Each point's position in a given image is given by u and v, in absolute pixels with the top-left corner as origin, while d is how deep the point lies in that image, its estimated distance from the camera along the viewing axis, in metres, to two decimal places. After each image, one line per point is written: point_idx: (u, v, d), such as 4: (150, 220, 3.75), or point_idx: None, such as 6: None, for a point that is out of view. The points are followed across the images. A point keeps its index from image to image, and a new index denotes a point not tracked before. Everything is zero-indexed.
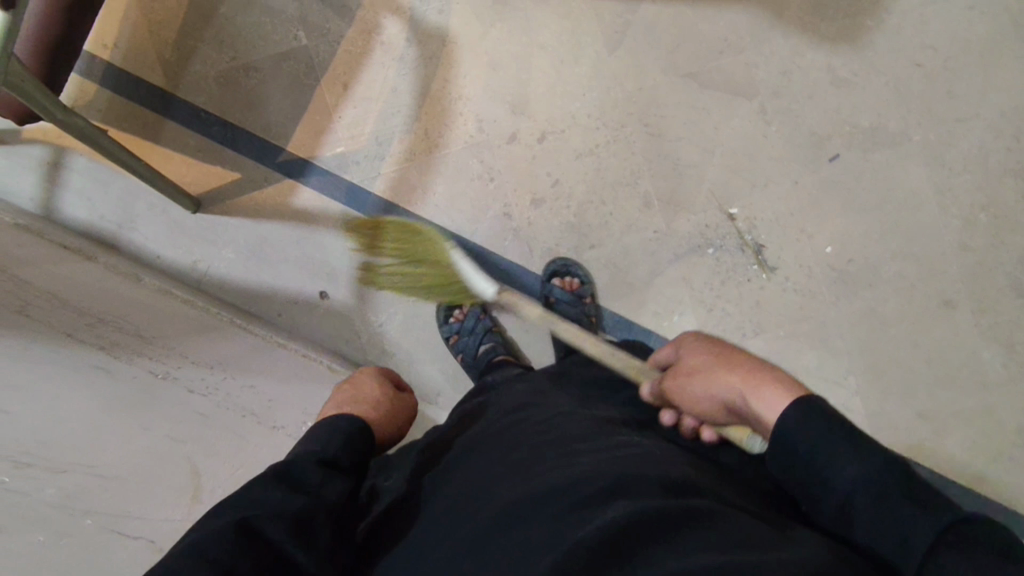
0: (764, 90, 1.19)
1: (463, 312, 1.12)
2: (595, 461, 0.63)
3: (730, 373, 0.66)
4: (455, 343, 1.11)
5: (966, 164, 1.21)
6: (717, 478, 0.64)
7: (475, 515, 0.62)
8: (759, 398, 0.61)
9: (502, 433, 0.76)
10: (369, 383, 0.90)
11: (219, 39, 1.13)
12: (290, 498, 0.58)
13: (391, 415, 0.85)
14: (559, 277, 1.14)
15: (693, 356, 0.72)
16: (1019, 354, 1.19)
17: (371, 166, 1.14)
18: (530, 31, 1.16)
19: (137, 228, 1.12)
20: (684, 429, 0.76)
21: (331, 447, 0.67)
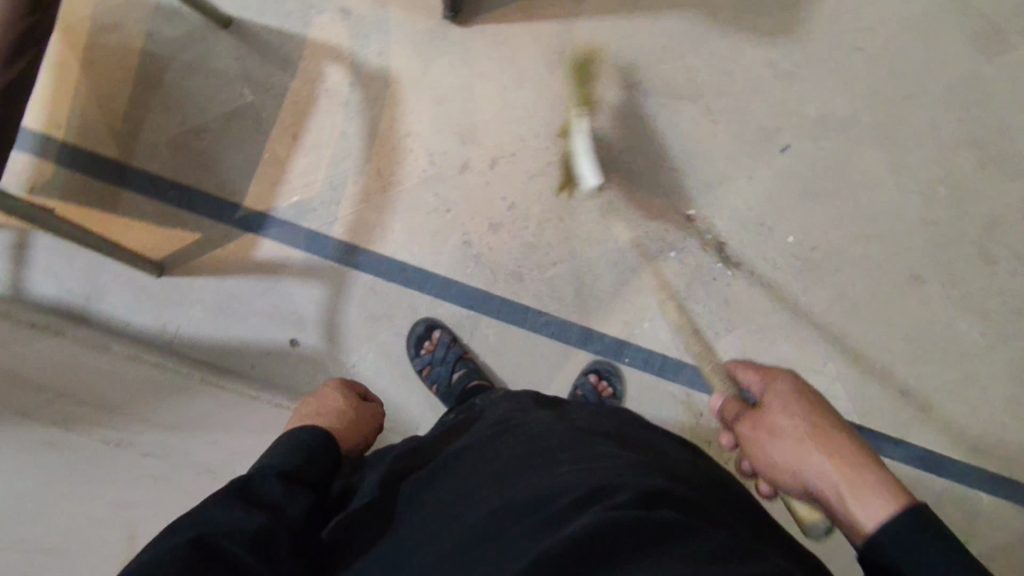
0: (708, 91, 1.20)
1: (434, 342, 1.14)
2: (572, 472, 0.62)
3: (830, 455, 0.61)
4: (428, 374, 1.13)
5: (919, 140, 1.21)
6: (686, 486, 0.64)
7: (452, 532, 0.61)
8: (858, 496, 0.57)
9: (477, 445, 0.74)
10: (334, 394, 0.94)
11: (167, 106, 1.15)
12: (248, 516, 0.57)
13: (354, 424, 0.88)
14: (599, 377, 1.17)
15: (790, 413, 0.67)
16: (993, 321, 1.20)
17: (328, 212, 1.16)
18: (471, 61, 1.18)
19: (105, 298, 1.14)
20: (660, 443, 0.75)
21: (294, 459, 0.67)
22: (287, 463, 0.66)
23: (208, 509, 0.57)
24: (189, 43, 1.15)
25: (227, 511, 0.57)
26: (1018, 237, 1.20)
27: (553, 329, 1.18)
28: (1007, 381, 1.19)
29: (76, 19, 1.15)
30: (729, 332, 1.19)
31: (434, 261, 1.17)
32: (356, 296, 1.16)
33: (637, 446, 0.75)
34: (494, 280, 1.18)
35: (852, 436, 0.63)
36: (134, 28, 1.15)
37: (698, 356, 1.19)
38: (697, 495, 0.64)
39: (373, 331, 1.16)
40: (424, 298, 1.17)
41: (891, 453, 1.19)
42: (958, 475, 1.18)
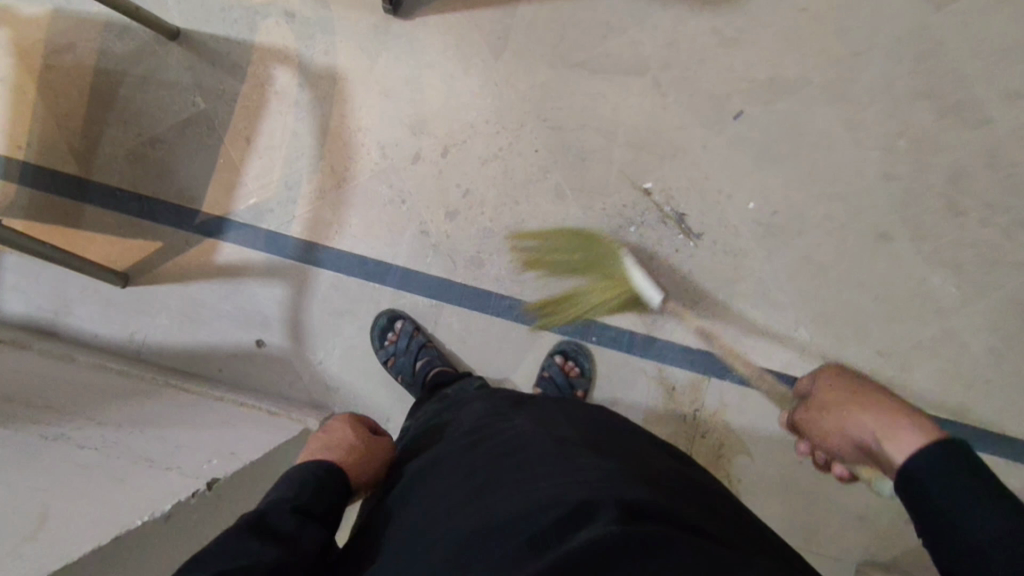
0: (654, 64, 1.20)
1: (397, 332, 1.14)
2: (557, 483, 0.61)
3: (866, 408, 0.62)
4: (393, 364, 1.13)
5: (874, 96, 1.19)
6: (665, 491, 0.62)
7: (432, 545, 0.60)
8: (887, 435, 0.58)
9: (455, 455, 0.72)
10: (346, 426, 0.83)
11: (123, 120, 1.18)
12: (267, 549, 0.58)
13: (368, 462, 0.77)
14: (565, 357, 1.17)
15: (831, 390, 0.68)
16: (967, 274, 1.17)
17: (286, 211, 1.17)
18: (416, 53, 1.19)
19: (73, 312, 1.16)
20: (639, 453, 0.73)
21: (302, 495, 0.66)
22: (305, 498, 0.66)
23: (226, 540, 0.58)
24: (140, 57, 1.18)
25: (246, 542, 0.58)
26: (985, 185, 1.17)
27: (517, 312, 1.18)
28: (986, 334, 1.16)
29: (31, 43, 1.18)
30: (696, 304, 1.18)
31: (393, 253, 1.17)
32: (318, 292, 1.17)
33: (612, 444, 0.73)
34: (454, 267, 1.18)
35: (891, 395, 0.63)
36: (86, 47, 1.18)
37: (665, 330, 1.17)
38: (677, 498, 0.62)
39: (337, 328, 1.17)
40: (385, 290, 1.17)
41: None
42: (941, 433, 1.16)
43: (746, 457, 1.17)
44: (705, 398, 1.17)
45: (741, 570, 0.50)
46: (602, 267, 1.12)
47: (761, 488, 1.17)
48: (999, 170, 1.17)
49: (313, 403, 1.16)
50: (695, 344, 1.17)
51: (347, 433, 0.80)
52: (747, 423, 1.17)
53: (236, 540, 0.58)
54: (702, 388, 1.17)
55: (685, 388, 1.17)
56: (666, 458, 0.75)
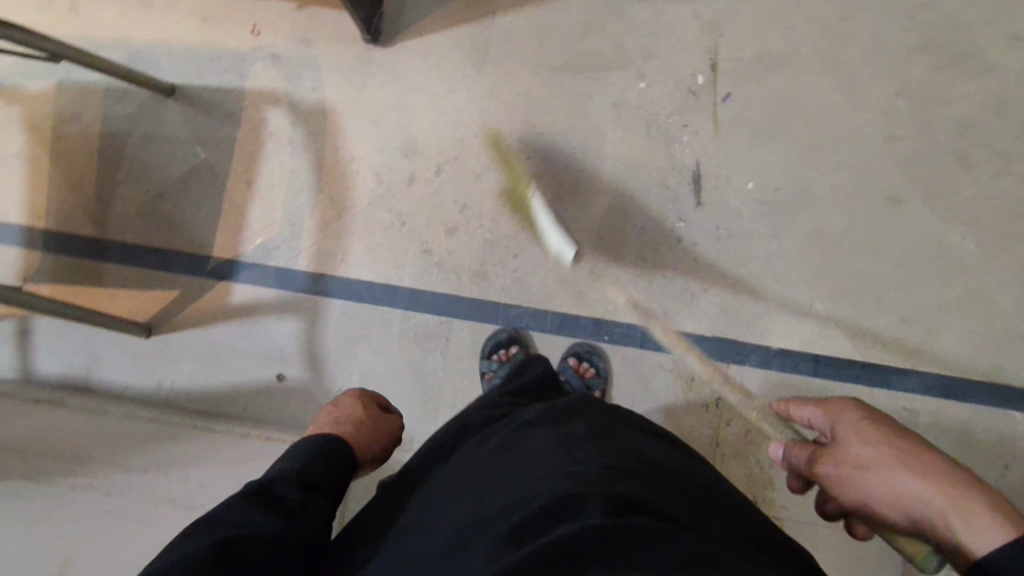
0: (636, 57, 1.19)
1: (509, 353, 1.14)
2: (546, 479, 0.58)
3: (913, 467, 0.62)
4: (488, 380, 1.14)
5: (866, 58, 1.16)
6: (662, 484, 0.59)
7: (429, 550, 0.59)
8: (948, 503, 0.58)
9: (463, 456, 0.71)
10: (354, 401, 0.87)
11: (131, 178, 1.23)
12: (269, 522, 0.60)
13: (375, 435, 0.82)
14: (579, 360, 1.15)
15: (869, 446, 0.66)
16: (988, 228, 1.12)
17: (291, 247, 1.20)
18: (400, 78, 1.22)
19: (104, 365, 1.21)
20: (646, 444, 0.70)
21: (309, 463, 0.69)
22: (311, 469, 0.68)
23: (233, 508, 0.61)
24: (141, 117, 1.23)
25: (248, 514, 0.60)
26: (996, 134, 1.13)
27: (526, 320, 1.18)
28: (1016, 289, 1.11)
29: (41, 116, 1.25)
30: (706, 292, 1.15)
31: (399, 275, 1.19)
32: (331, 322, 1.19)
33: (617, 434, 0.69)
34: (459, 283, 1.19)
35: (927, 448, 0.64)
36: (91, 114, 1.24)
37: (678, 321, 1.16)
38: (675, 495, 0.59)
39: (352, 354, 1.19)
40: (395, 312, 1.19)
41: (905, 387, 1.12)
42: (983, 397, 1.10)
43: None
44: (727, 386, 1.14)
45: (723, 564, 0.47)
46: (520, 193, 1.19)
47: None
48: (1009, 117, 1.13)
49: None
50: (710, 332, 1.15)
51: (357, 410, 0.85)
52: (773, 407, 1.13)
53: (240, 513, 0.61)
54: (721, 375, 1.14)
55: (704, 377, 1.15)
56: (680, 455, 0.72)
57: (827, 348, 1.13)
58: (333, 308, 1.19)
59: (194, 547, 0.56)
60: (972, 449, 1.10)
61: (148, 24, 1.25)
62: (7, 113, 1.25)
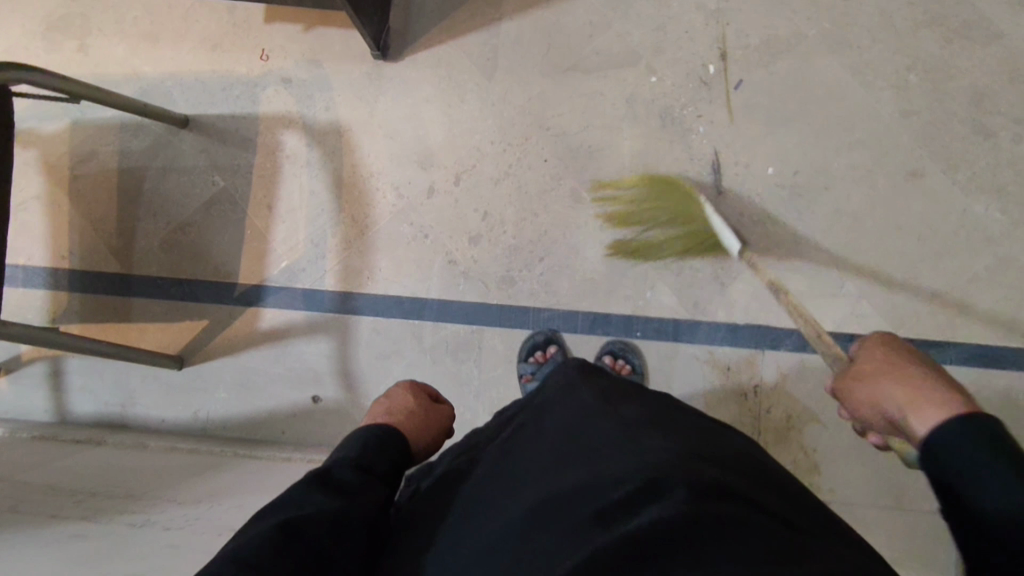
0: (645, 52, 1.19)
1: (546, 354, 1.15)
2: (626, 463, 0.59)
3: (928, 404, 0.61)
4: (527, 382, 1.14)
5: (874, 36, 1.16)
6: (733, 471, 0.60)
7: (496, 518, 0.60)
8: (922, 405, 0.62)
9: (520, 432, 0.71)
10: (404, 394, 0.88)
11: (152, 211, 1.23)
12: (330, 500, 0.61)
13: (427, 426, 0.83)
14: (615, 357, 1.15)
15: (875, 363, 0.73)
16: (1010, 196, 1.12)
17: (317, 268, 1.20)
18: (411, 91, 1.22)
19: (138, 401, 1.21)
20: (710, 429, 0.71)
21: (367, 451, 0.70)
22: (367, 454, 0.69)
23: (290, 495, 0.62)
24: (157, 150, 1.24)
25: (309, 496, 0.61)
26: (1010, 101, 1.13)
27: (557, 322, 1.17)
28: None
29: (57, 157, 1.25)
30: (736, 280, 1.15)
31: (426, 287, 1.19)
32: (362, 339, 1.19)
33: (682, 423, 0.69)
34: (487, 290, 1.18)
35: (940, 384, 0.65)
36: (107, 151, 1.24)
37: (710, 312, 1.15)
38: (749, 481, 0.60)
39: (386, 370, 1.18)
40: (425, 324, 1.18)
41: (941, 359, 1.12)
42: (1021, 364, 1.10)
43: (817, 424, 1.13)
44: (764, 372, 1.14)
45: (812, 564, 0.48)
46: (679, 212, 1.12)
47: (842, 455, 1.12)
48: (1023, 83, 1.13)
49: None
50: (742, 320, 1.15)
51: (408, 402, 0.86)
52: (811, 391, 1.13)
53: (300, 494, 0.62)
54: (757, 362, 1.14)
55: (740, 365, 1.14)
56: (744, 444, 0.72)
57: (860, 327, 1.13)
58: (364, 326, 1.19)
59: (259, 528, 0.57)
60: (1013, 416, 1.10)
61: (157, 58, 1.25)
62: (24, 157, 1.25)
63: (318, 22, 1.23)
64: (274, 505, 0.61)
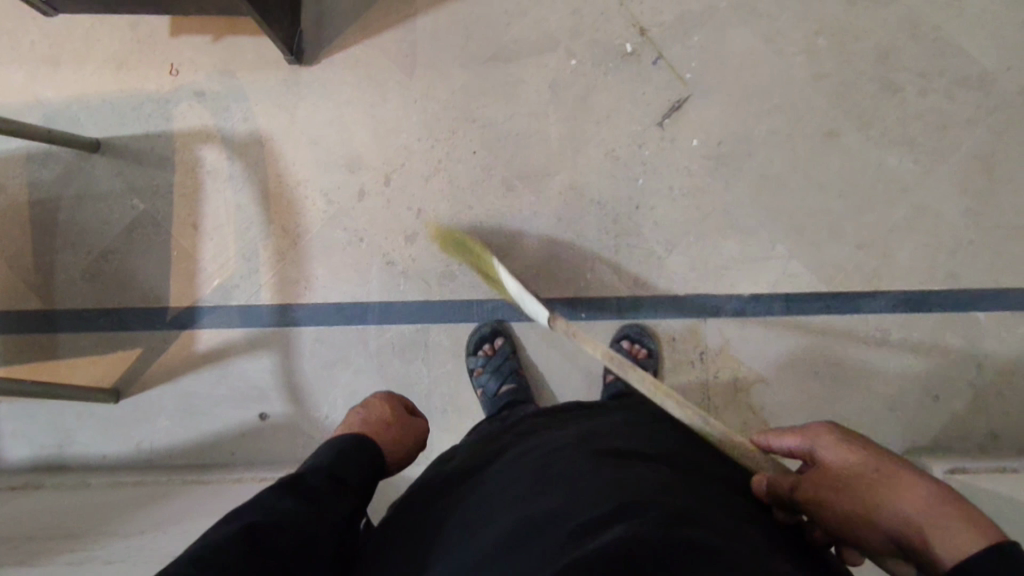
0: (563, 36, 1.20)
1: (494, 346, 1.14)
2: (601, 491, 0.59)
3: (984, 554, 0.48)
4: (478, 376, 1.13)
5: (781, 4, 1.19)
6: (710, 499, 0.61)
7: (469, 545, 0.60)
8: (948, 538, 0.49)
9: (501, 469, 0.71)
10: (382, 404, 0.85)
11: (70, 241, 1.18)
12: (300, 510, 0.60)
13: (402, 438, 0.79)
14: (630, 341, 1.15)
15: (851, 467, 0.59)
16: (921, 146, 1.17)
17: (251, 283, 1.17)
18: (331, 95, 1.20)
19: (76, 439, 1.16)
20: (688, 451, 0.72)
21: (340, 463, 0.67)
22: (341, 466, 0.67)
23: (260, 497, 0.61)
24: (69, 178, 1.19)
25: (281, 502, 0.60)
26: (914, 56, 1.18)
27: (502, 311, 1.17)
28: (957, 198, 1.16)
29: None
30: (672, 253, 1.17)
31: (367, 291, 1.17)
32: (305, 350, 1.17)
33: (660, 452, 0.70)
34: (429, 288, 1.17)
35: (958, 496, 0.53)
36: (16, 184, 1.19)
37: (651, 286, 1.17)
38: (726, 507, 0.61)
39: (333, 378, 1.16)
40: (369, 328, 1.17)
41: (873, 309, 1.16)
42: (946, 305, 1.15)
43: (763, 385, 1.15)
44: (708, 340, 1.16)
45: None
46: None
47: (790, 411, 1.15)
48: (924, 37, 1.17)
49: None
50: (682, 291, 1.17)
51: (385, 412, 0.82)
52: (754, 352, 1.16)
53: (272, 499, 0.61)
54: (701, 330, 1.16)
55: (685, 335, 1.16)
56: (703, 448, 0.74)
57: (795, 286, 1.16)
58: (304, 336, 1.16)
59: (228, 531, 0.56)
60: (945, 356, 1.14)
61: (59, 81, 1.20)
62: None
63: (227, 31, 1.20)
64: (241, 508, 0.59)
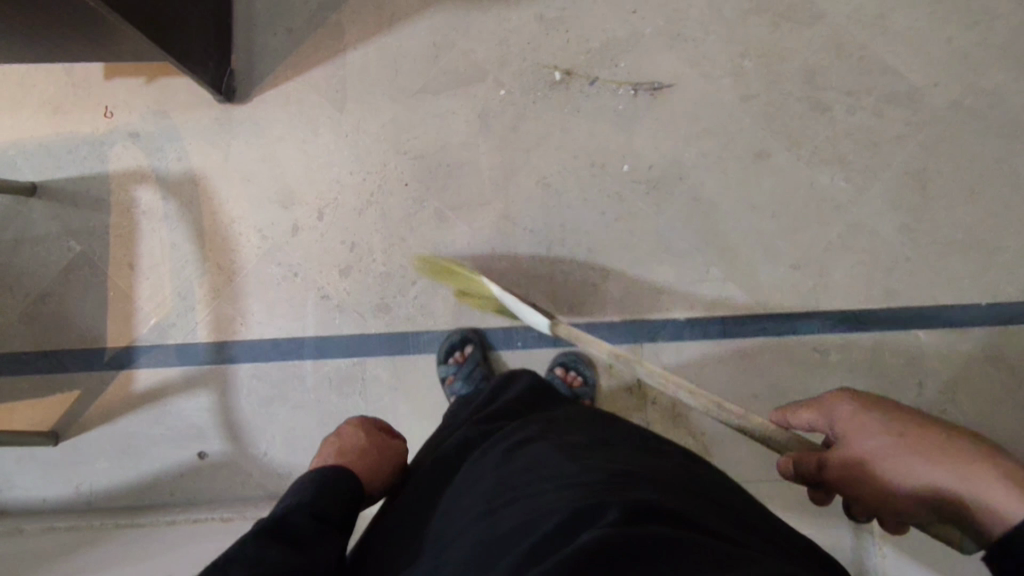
0: (491, 67, 1.21)
1: (464, 353, 1.13)
2: (557, 492, 0.59)
3: (983, 479, 0.51)
4: (450, 383, 1.11)
5: (706, 28, 1.20)
6: (675, 492, 0.61)
7: (448, 556, 0.60)
8: (971, 492, 0.51)
9: (469, 473, 0.72)
10: (354, 430, 0.90)
11: (9, 285, 1.20)
12: (286, 555, 0.60)
13: (381, 461, 0.84)
14: (565, 369, 1.14)
15: (873, 438, 0.61)
16: (853, 165, 1.17)
17: (187, 321, 1.18)
18: (264, 132, 1.21)
19: (15, 483, 1.17)
20: (645, 448, 0.73)
21: (320, 499, 0.69)
22: (319, 501, 0.68)
23: (245, 549, 0.60)
24: (7, 221, 1.20)
25: (263, 548, 0.60)
26: (841, 75, 1.18)
27: (438, 343, 1.17)
28: (892, 215, 1.15)
29: None
30: (607, 279, 1.17)
31: (302, 326, 1.17)
32: (242, 387, 1.16)
33: (617, 448, 0.71)
34: (364, 321, 1.17)
35: (988, 444, 0.54)
36: None
37: (585, 314, 1.16)
38: (691, 498, 0.61)
39: (270, 415, 1.16)
40: (306, 363, 1.17)
41: (810, 330, 1.15)
42: (884, 324, 1.14)
43: (701, 410, 1.14)
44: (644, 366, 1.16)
45: (753, 562, 0.48)
46: None
47: (729, 436, 1.14)
48: (848, 56, 1.18)
49: (269, 496, 1.14)
50: (617, 317, 1.17)
51: (359, 438, 0.87)
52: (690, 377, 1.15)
53: (254, 549, 0.61)
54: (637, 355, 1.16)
55: (621, 361, 1.16)
56: (654, 446, 0.75)
57: (728, 308, 1.16)
58: (242, 370, 1.17)
59: None
60: (883, 377, 1.13)
61: None
62: None
63: (160, 73, 1.22)
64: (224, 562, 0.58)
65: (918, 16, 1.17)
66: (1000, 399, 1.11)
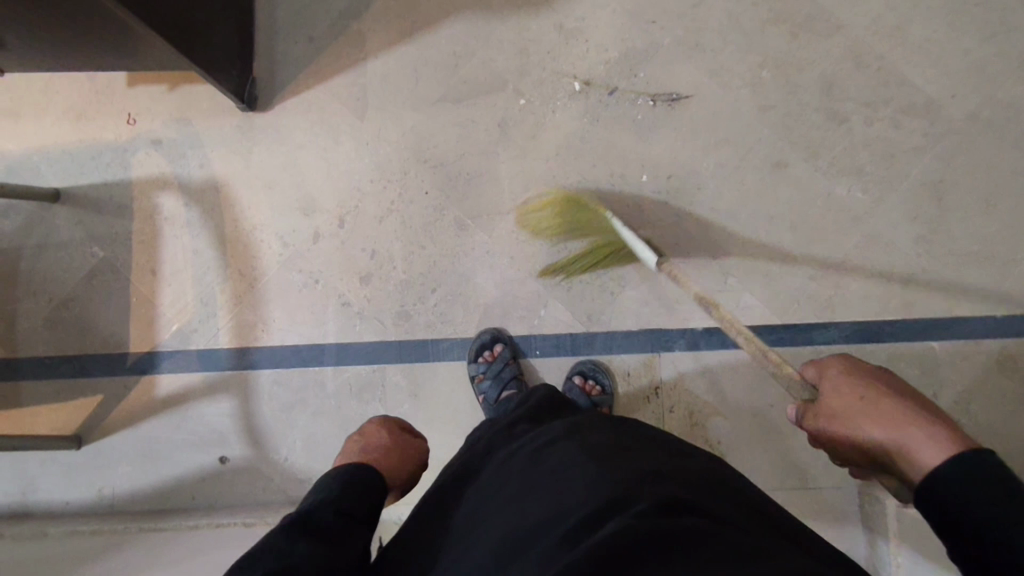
0: (510, 76, 1.21)
1: (494, 353, 1.14)
2: (583, 487, 0.61)
3: (918, 438, 0.56)
4: (479, 382, 1.13)
5: (725, 37, 1.20)
6: (700, 487, 0.62)
7: (476, 549, 0.61)
8: (906, 448, 0.57)
9: (494, 470, 0.73)
10: (377, 429, 0.90)
11: (33, 291, 1.21)
12: (314, 548, 0.61)
13: (403, 460, 0.84)
14: (585, 378, 1.15)
15: (846, 394, 0.66)
16: (870, 176, 1.17)
17: (209, 327, 1.19)
18: (285, 139, 1.22)
19: (39, 486, 1.18)
20: (667, 444, 0.74)
21: (346, 496, 0.69)
22: (347, 498, 0.69)
23: (276, 544, 0.62)
24: (30, 227, 1.22)
25: (292, 543, 0.61)
26: (859, 86, 1.18)
27: (458, 350, 1.18)
28: (908, 227, 1.16)
29: None
30: (627, 288, 1.17)
31: (323, 332, 1.19)
32: (263, 393, 1.18)
33: (640, 443, 0.72)
34: (385, 328, 1.18)
35: (941, 415, 0.59)
36: None
37: (604, 322, 1.17)
38: (716, 494, 0.62)
39: (291, 421, 1.17)
40: (326, 369, 1.18)
41: (825, 340, 1.16)
42: (900, 335, 1.15)
43: (719, 419, 1.15)
44: (662, 374, 1.17)
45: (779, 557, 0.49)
46: None
47: (745, 444, 1.15)
48: (867, 67, 1.18)
49: (290, 500, 1.15)
50: (636, 325, 1.17)
51: (382, 437, 0.88)
52: (708, 386, 1.16)
53: (284, 543, 0.62)
54: (655, 364, 1.17)
55: (639, 369, 1.17)
56: (677, 444, 0.75)
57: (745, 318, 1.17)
58: (262, 376, 1.18)
59: None
60: None
61: (21, 134, 1.23)
62: None
63: (182, 81, 1.23)
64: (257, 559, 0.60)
65: (938, 27, 1.17)
66: (1013, 410, 1.12)
